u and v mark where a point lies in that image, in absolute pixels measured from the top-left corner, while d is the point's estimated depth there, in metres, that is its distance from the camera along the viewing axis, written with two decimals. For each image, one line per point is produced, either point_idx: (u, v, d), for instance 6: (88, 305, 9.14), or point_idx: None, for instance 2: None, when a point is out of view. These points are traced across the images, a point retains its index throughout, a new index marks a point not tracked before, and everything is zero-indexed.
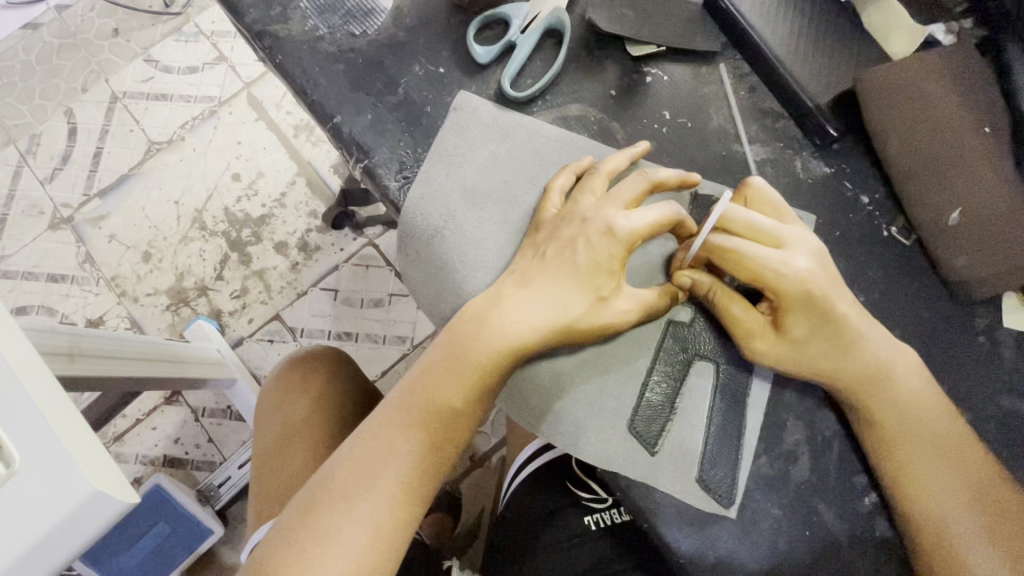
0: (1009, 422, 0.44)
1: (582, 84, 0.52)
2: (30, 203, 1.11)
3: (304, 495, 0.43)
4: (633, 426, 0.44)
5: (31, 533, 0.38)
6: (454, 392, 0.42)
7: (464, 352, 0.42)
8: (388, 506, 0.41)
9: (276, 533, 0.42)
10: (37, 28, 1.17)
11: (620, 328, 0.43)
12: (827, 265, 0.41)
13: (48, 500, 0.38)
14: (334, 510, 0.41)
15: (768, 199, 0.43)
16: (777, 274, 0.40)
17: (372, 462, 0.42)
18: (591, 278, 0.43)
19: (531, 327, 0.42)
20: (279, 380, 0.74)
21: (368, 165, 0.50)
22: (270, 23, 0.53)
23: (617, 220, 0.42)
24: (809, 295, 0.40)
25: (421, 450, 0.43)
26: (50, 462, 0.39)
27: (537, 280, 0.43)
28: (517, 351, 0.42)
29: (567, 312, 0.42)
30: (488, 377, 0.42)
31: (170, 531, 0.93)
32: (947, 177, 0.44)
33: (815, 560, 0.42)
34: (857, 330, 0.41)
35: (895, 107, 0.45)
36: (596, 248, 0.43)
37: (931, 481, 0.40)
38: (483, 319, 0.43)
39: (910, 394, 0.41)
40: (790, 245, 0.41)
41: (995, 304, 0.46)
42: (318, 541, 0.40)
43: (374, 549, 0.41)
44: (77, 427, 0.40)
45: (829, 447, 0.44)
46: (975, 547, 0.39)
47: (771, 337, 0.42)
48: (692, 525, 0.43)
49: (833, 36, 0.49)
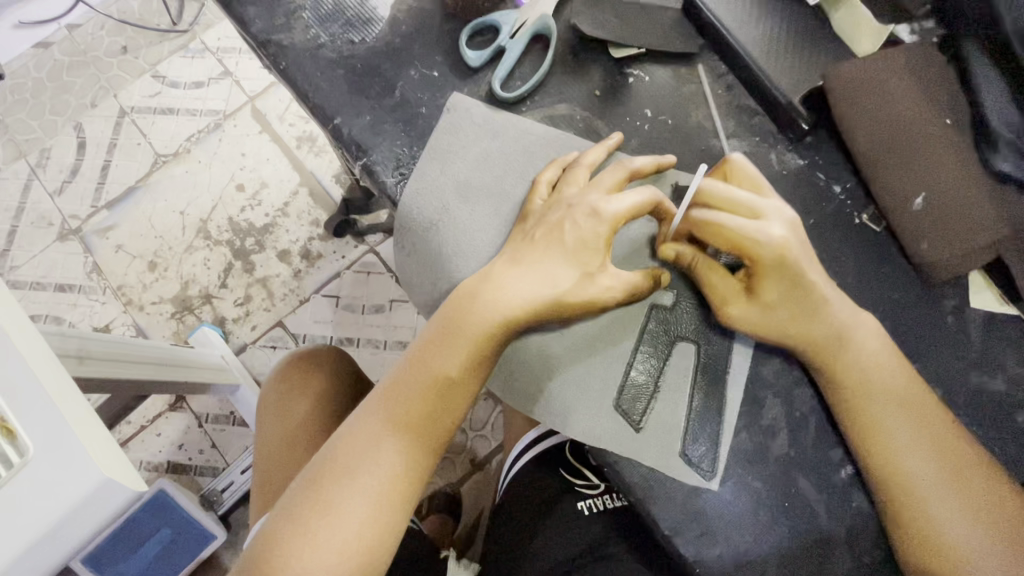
0: (978, 397, 0.46)
1: (569, 86, 0.55)
2: (39, 215, 1.14)
3: (310, 470, 0.45)
4: (618, 404, 0.46)
5: (49, 517, 0.42)
6: (450, 362, 0.45)
7: (459, 324, 0.45)
8: (388, 478, 0.44)
9: (282, 507, 0.45)
10: (48, 47, 1.22)
11: (606, 304, 0.45)
12: (800, 234, 0.44)
13: (64, 488, 0.43)
14: (335, 482, 0.43)
15: (744, 174, 0.46)
16: (754, 241, 0.43)
17: (373, 436, 0.44)
18: (578, 255, 0.45)
19: (523, 299, 0.45)
20: (281, 374, 0.77)
21: (367, 163, 0.53)
22: (274, 33, 0.56)
23: (601, 203, 0.45)
24: (781, 261, 0.43)
25: (420, 421, 0.45)
26: (63, 453, 0.43)
27: (528, 256, 0.46)
28: (510, 323, 0.45)
29: (557, 286, 0.45)
30: (483, 348, 0.45)
31: (174, 536, 0.95)
32: (907, 163, 0.47)
33: (794, 531, 0.44)
34: (826, 301, 0.44)
35: (861, 102, 0.48)
36: (583, 227, 0.45)
37: (898, 445, 0.42)
38: (477, 293, 0.45)
39: (877, 366, 0.44)
40: (765, 214, 0.44)
41: (962, 286, 0.48)
42: (321, 512, 0.43)
43: (376, 518, 0.43)
44: (90, 420, 0.45)
45: (806, 422, 0.46)
46: (943, 506, 0.41)
47: (743, 300, 0.45)
48: (676, 498, 0.45)
49: (803, 38, 0.52)
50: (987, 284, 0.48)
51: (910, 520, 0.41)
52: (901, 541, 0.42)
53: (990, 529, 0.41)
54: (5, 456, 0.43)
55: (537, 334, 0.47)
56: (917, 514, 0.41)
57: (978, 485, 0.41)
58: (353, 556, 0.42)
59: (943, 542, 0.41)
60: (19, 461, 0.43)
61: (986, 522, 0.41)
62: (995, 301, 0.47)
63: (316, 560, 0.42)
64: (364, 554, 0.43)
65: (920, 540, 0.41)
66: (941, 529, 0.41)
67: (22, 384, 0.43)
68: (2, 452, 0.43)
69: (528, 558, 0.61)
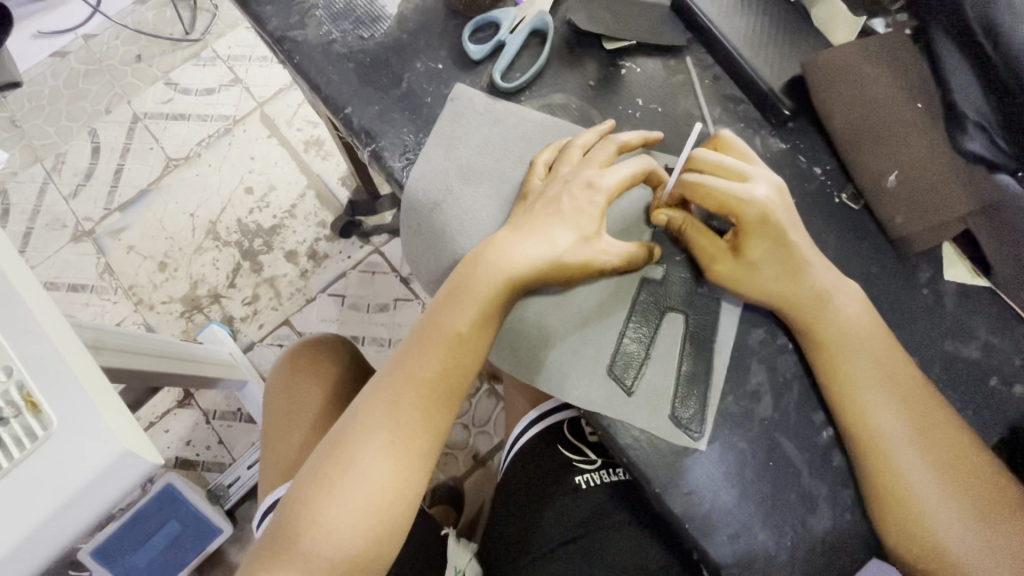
0: (952, 364, 0.49)
1: (565, 77, 0.58)
2: (54, 218, 1.18)
3: (333, 432, 0.48)
4: (611, 371, 0.49)
5: (73, 485, 0.46)
6: (460, 321, 0.47)
7: (469, 285, 0.48)
8: (407, 434, 0.46)
9: (307, 471, 0.47)
10: (65, 56, 1.27)
11: (603, 267, 0.48)
12: (784, 197, 0.48)
13: (86, 458, 0.47)
14: (357, 440, 0.46)
15: (733, 145, 0.50)
16: (738, 199, 0.46)
17: (392, 395, 0.47)
18: (576, 221, 0.49)
19: (527, 260, 0.48)
20: (290, 357, 0.80)
21: (375, 148, 0.56)
22: (289, 30, 0.60)
23: (595, 177, 0.49)
24: (765, 219, 0.46)
25: (435, 379, 0.47)
26: (84, 426, 0.47)
27: (528, 223, 0.49)
28: (515, 282, 0.48)
29: (556, 246, 0.48)
30: (491, 307, 0.47)
31: (181, 529, 0.96)
32: (882, 142, 0.50)
33: (776, 488, 0.47)
34: (807, 264, 0.47)
35: (837, 86, 0.51)
36: (579, 198, 0.49)
37: (869, 399, 0.45)
38: (484, 257, 0.48)
39: (854, 330, 0.47)
40: (752, 176, 0.48)
41: (937, 261, 0.51)
42: (345, 471, 0.45)
43: (397, 475, 0.46)
44: (110, 398, 0.49)
45: (789, 387, 0.49)
46: (908, 457, 0.44)
47: (729, 260, 0.48)
48: (666, 456, 0.47)
49: (784, 31, 0.55)
50: (960, 259, 0.50)
51: (876, 469, 0.44)
52: (868, 490, 0.45)
53: (952, 480, 0.43)
54: (31, 430, 0.47)
55: (538, 298, 0.51)
56: (883, 463, 0.44)
57: (943, 438, 0.44)
58: (377, 510, 0.45)
59: (907, 490, 0.43)
60: (42, 434, 0.47)
61: (949, 474, 0.43)
62: (969, 275, 0.50)
63: (342, 513, 0.44)
64: (386, 508, 0.46)
65: (885, 488, 0.44)
66: (905, 477, 0.44)
67: (50, 364, 0.48)
68: (27, 426, 0.47)
69: (535, 538, 0.63)
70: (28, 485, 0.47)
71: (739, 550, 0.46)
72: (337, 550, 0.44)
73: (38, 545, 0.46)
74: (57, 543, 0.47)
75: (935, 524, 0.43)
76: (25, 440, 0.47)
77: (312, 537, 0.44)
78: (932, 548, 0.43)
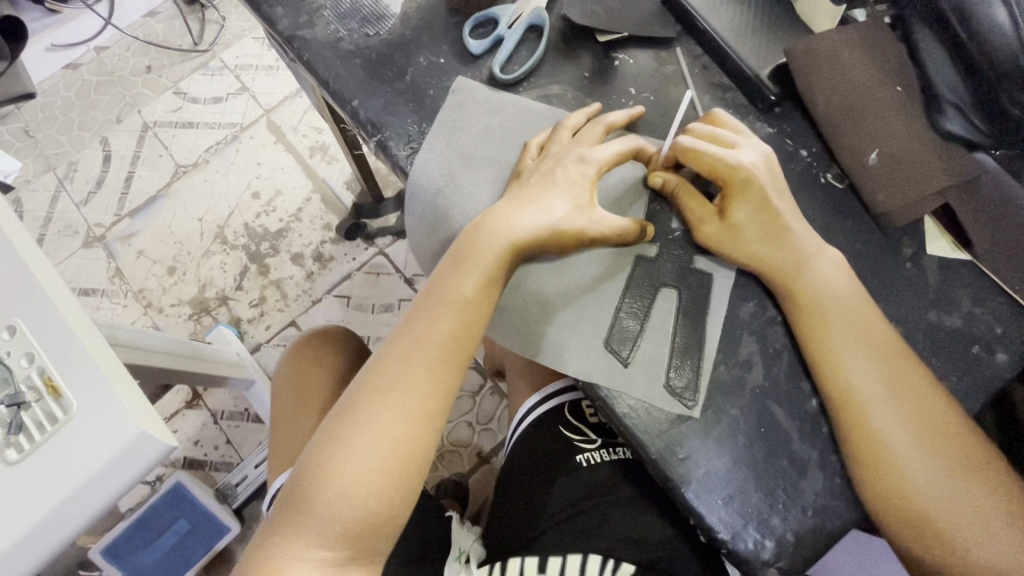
0: (935, 334, 0.51)
1: (562, 68, 0.61)
2: (67, 224, 1.22)
3: (344, 398, 0.50)
4: (608, 344, 0.51)
5: (93, 465, 0.49)
6: (465, 285, 0.50)
7: (471, 250, 0.50)
8: (417, 394, 0.49)
9: (319, 436, 0.49)
10: (77, 68, 1.32)
11: (594, 235, 0.51)
12: (771, 165, 0.51)
13: (106, 438, 0.49)
14: (368, 403, 0.48)
15: (728, 121, 0.54)
16: (726, 164, 0.50)
17: (400, 358, 0.49)
18: (571, 191, 0.52)
19: (527, 229, 0.50)
20: (295, 355, 0.82)
21: (380, 139, 0.59)
22: (298, 29, 0.62)
23: (587, 152, 0.52)
24: (746, 183, 0.50)
25: (443, 339, 0.50)
26: (102, 409, 0.49)
27: (526, 193, 0.52)
28: (517, 246, 0.50)
29: (553, 215, 0.51)
30: (495, 271, 0.50)
31: (189, 528, 0.98)
32: (862, 124, 0.52)
33: (767, 452, 0.49)
34: (789, 229, 0.50)
35: (818, 72, 0.53)
36: (571, 171, 0.52)
37: (848, 362, 0.47)
38: (484, 225, 0.51)
39: (837, 299, 0.49)
40: (739, 145, 0.51)
41: (920, 237, 0.53)
42: (357, 433, 0.47)
43: (409, 435, 0.48)
44: (128, 382, 0.51)
45: (780, 356, 0.51)
46: (887, 419, 0.46)
47: (715, 222, 0.51)
48: (662, 422, 0.49)
49: (769, 22, 0.58)
50: (942, 233, 0.53)
51: (857, 434, 0.46)
52: (850, 456, 0.47)
53: (928, 438, 0.45)
54: (51, 415, 0.49)
55: (538, 267, 0.53)
56: (863, 428, 0.46)
57: (919, 400, 0.46)
58: (390, 469, 0.47)
59: (887, 451, 0.45)
60: (62, 417, 0.49)
61: (924, 433, 0.45)
62: (949, 248, 0.53)
63: (355, 472, 0.46)
64: (398, 469, 0.48)
65: (867, 451, 0.46)
66: (884, 440, 0.45)
67: (71, 351, 0.50)
68: (49, 411, 0.49)
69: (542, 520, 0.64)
70: (50, 465, 0.49)
71: (733, 513, 0.47)
72: (353, 509, 0.46)
73: (59, 523, 0.48)
74: (76, 523, 0.49)
75: (914, 486, 0.44)
76: (47, 424, 0.49)
77: (328, 497, 0.46)
78: (909, 504, 0.44)
